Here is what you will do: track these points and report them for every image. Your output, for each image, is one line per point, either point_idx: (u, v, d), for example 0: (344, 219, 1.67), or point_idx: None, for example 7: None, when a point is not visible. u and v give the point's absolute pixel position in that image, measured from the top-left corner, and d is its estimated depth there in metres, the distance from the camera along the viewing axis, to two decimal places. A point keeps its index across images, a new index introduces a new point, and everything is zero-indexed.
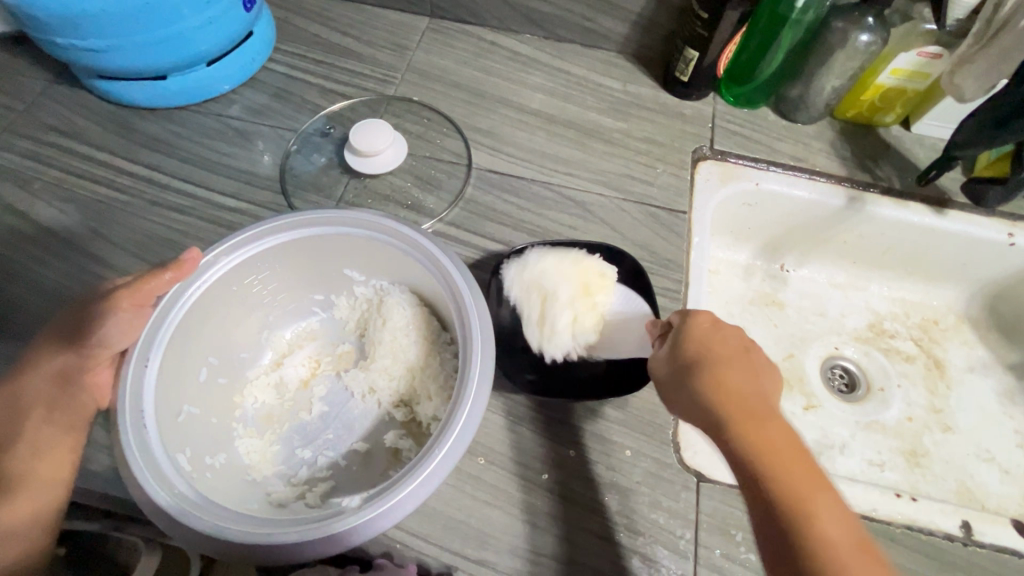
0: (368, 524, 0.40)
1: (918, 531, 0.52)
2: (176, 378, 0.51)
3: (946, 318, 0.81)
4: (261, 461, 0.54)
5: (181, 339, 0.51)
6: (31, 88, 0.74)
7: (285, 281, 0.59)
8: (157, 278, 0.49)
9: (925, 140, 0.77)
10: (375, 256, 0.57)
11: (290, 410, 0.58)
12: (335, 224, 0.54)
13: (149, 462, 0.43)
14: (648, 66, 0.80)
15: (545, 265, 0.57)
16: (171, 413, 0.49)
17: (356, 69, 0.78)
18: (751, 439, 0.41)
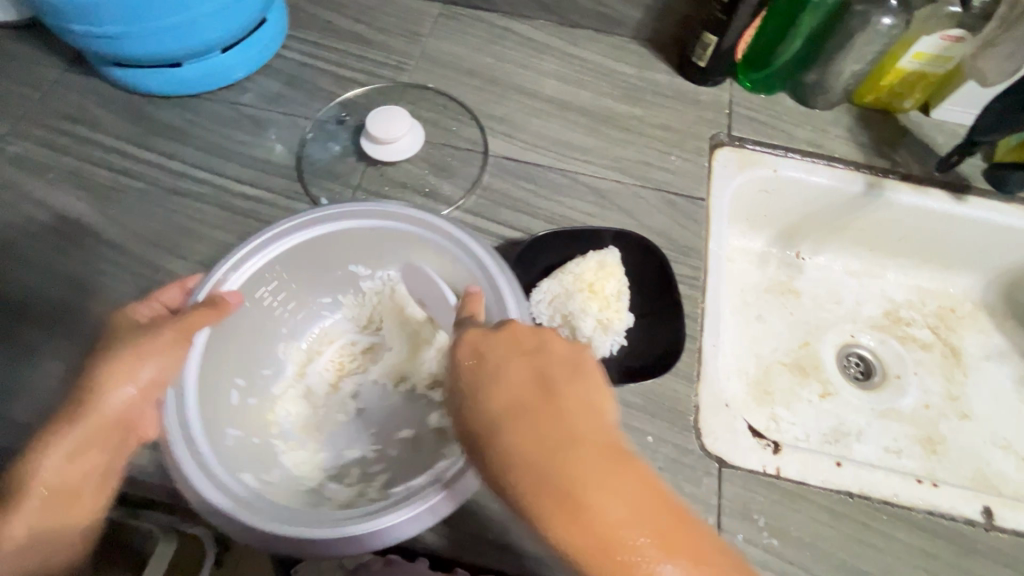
0: (406, 524, 0.40)
1: (939, 517, 0.52)
2: (211, 390, 0.50)
3: (962, 306, 0.80)
4: (312, 470, 0.53)
5: (211, 352, 0.51)
6: (44, 76, 0.74)
7: (296, 284, 0.58)
8: (202, 314, 0.47)
9: (945, 126, 0.76)
10: (390, 247, 0.56)
11: (326, 416, 0.57)
12: (352, 219, 0.54)
13: (201, 465, 0.44)
14: (663, 51, 0.79)
15: (582, 271, 0.56)
16: (213, 418, 0.49)
17: (369, 56, 0.77)
18: (534, 488, 0.35)
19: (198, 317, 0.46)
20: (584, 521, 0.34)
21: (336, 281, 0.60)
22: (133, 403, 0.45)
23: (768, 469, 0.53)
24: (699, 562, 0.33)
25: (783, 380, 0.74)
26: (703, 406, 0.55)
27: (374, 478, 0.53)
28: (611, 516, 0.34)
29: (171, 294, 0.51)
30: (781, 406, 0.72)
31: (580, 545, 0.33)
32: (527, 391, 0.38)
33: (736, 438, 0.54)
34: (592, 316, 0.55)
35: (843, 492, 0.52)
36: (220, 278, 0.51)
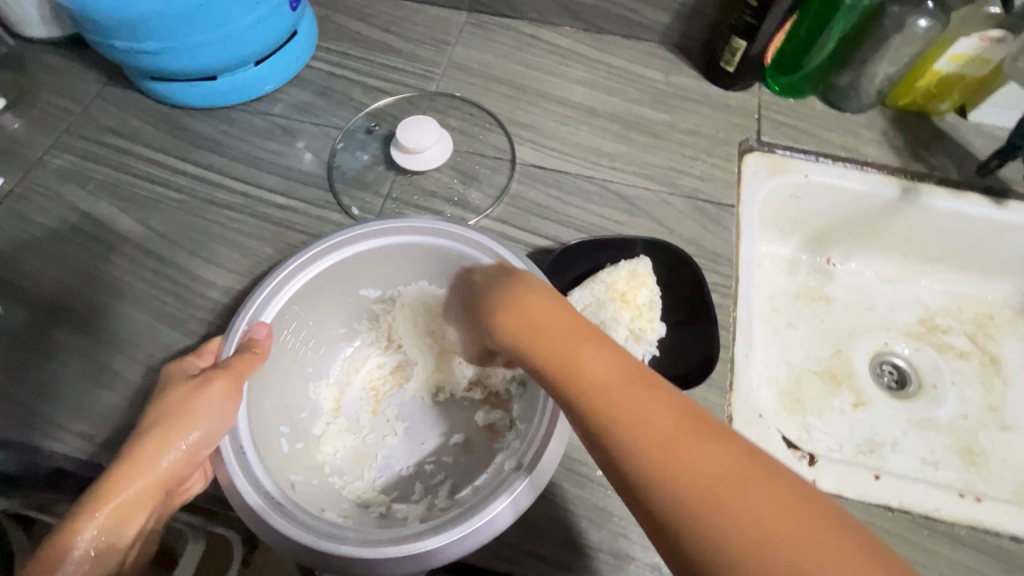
0: (446, 551, 0.40)
1: (983, 533, 0.51)
2: (262, 427, 0.50)
3: (1001, 313, 0.78)
4: (375, 495, 0.53)
5: (257, 387, 0.51)
6: (85, 90, 0.76)
7: (322, 312, 0.58)
8: (248, 359, 0.47)
9: (983, 129, 0.74)
10: (421, 257, 0.56)
11: (373, 442, 0.57)
12: (378, 238, 0.54)
13: (251, 483, 0.44)
14: (690, 56, 0.78)
15: (617, 281, 0.55)
16: (263, 439, 0.49)
17: (397, 65, 0.78)
18: (521, 330, 0.39)
19: (243, 364, 0.47)
20: (554, 336, 0.38)
21: (353, 304, 0.60)
22: (189, 460, 0.45)
23: (803, 481, 0.52)
24: (649, 383, 0.34)
25: (815, 390, 0.73)
26: (737, 417, 0.54)
27: (410, 490, 0.54)
28: (590, 364, 0.36)
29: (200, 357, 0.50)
30: (813, 415, 0.71)
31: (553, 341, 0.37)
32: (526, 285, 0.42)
33: (771, 449, 0.53)
34: (630, 329, 0.55)
35: (882, 506, 0.51)
36: (258, 306, 0.51)
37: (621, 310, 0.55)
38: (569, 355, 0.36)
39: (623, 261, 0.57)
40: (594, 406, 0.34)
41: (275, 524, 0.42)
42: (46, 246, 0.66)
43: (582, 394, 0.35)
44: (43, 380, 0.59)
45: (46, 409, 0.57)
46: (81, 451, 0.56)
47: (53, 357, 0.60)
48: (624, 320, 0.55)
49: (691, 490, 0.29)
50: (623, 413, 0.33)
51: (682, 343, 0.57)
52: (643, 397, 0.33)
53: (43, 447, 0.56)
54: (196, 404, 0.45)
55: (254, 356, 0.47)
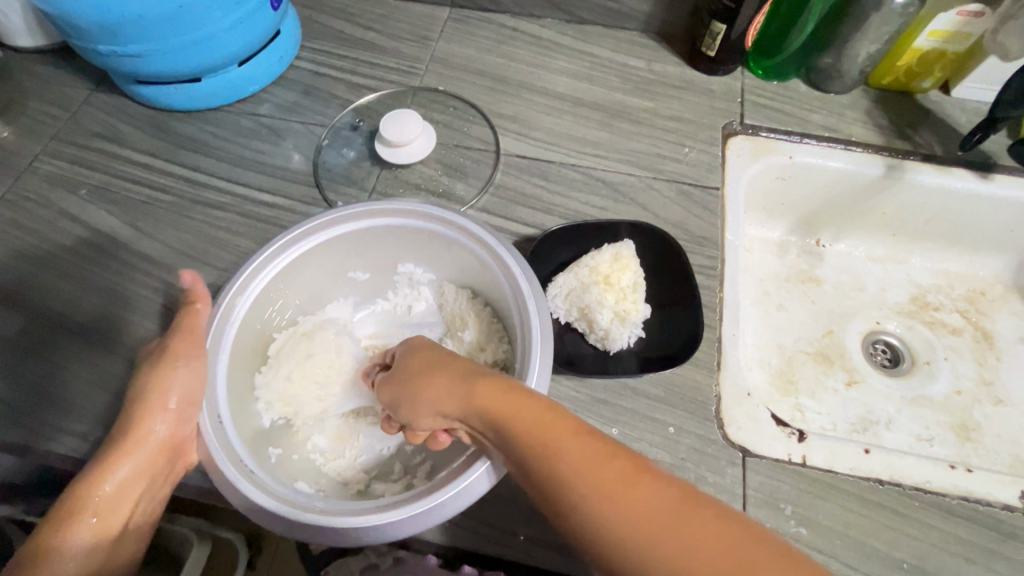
0: (405, 522, 0.40)
1: (973, 502, 0.51)
2: (240, 403, 0.51)
3: (993, 289, 0.78)
4: (355, 473, 0.53)
5: (238, 363, 0.52)
6: (73, 97, 0.77)
7: (307, 293, 0.59)
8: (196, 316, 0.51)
9: (967, 104, 0.74)
10: (404, 243, 0.58)
11: (357, 422, 0.57)
12: (362, 219, 0.55)
13: (226, 449, 0.45)
14: (672, 44, 0.79)
15: (600, 265, 0.56)
16: (242, 412, 0.51)
17: (381, 62, 0.79)
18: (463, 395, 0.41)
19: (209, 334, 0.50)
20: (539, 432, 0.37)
21: (339, 288, 0.62)
22: (179, 423, 0.49)
23: (793, 457, 0.52)
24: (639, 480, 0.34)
25: (807, 370, 0.73)
26: (725, 394, 0.55)
27: (390, 470, 0.54)
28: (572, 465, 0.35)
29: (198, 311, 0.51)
30: (805, 395, 0.71)
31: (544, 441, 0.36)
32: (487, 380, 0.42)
33: (760, 427, 0.53)
34: (614, 310, 0.55)
35: (873, 479, 0.51)
36: (243, 282, 0.51)
37: (604, 292, 0.55)
38: (548, 451, 0.36)
39: (606, 245, 0.57)
40: (579, 504, 0.34)
41: (247, 493, 0.43)
42: (38, 252, 0.67)
43: (570, 495, 0.34)
44: (36, 382, 0.59)
45: (40, 411, 0.58)
46: (75, 451, 0.56)
47: (46, 359, 0.61)
48: (609, 301, 0.54)
49: (640, 530, 0.32)
50: (619, 510, 0.33)
51: (667, 327, 0.57)
52: (638, 494, 0.33)
53: (37, 448, 0.56)
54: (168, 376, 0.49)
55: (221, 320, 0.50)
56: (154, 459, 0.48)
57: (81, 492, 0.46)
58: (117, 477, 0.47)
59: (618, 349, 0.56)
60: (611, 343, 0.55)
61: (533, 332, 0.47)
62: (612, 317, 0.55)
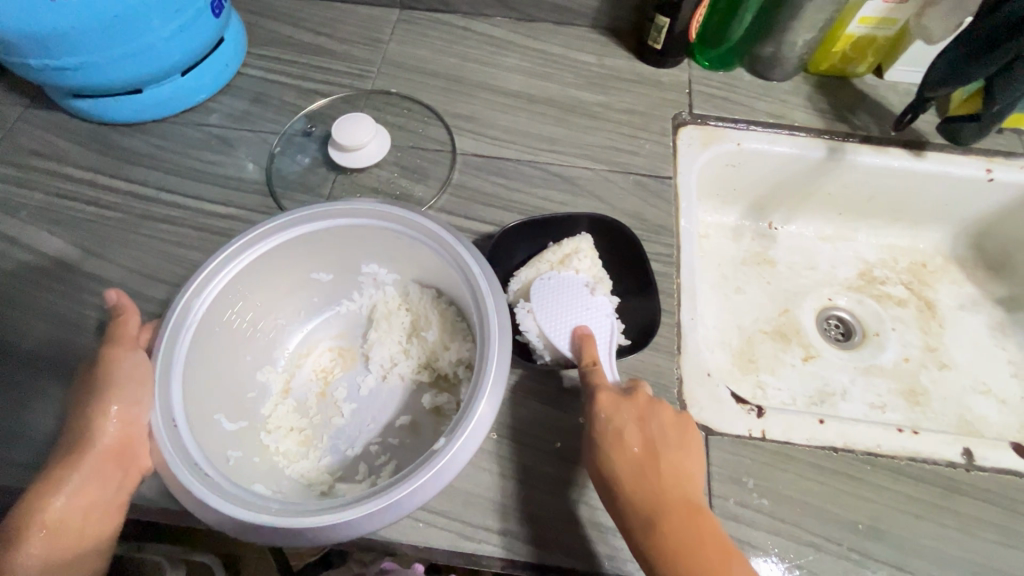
0: (359, 519, 0.40)
1: (921, 462, 0.54)
2: (199, 404, 0.50)
3: (933, 260, 0.82)
4: (319, 474, 0.53)
5: (198, 365, 0.51)
6: (7, 115, 0.73)
7: (270, 296, 0.58)
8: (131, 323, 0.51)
9: (899, 86, 0.78)
10: (366, 244, 0.57)
11: (320, 423, 0.57)
12: (323, 220, 0.55)
13: (180, 452, 0.44)
14: (621, 38, 0.80)
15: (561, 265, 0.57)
16: (199, 416, 0.49)
17: (332, 67, 0.78)
18: (629, 460, 0.45)
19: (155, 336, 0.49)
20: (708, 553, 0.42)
21: (303, 291, 0.61)
22: (123, 431, 0.45)
23: (754, 433, 0.54)
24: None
25: (766, 348, 0.76)
26: (687, 376, 0.56)
27: (354, 470, 0.54)
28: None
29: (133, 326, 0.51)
30: (766, 372, 0.74)
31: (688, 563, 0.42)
32: (642, 473, 0.44)
33: (721, 405, 0.55)
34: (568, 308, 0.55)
35: (828, 448, 0.54)
36: (200, 284, 0.51)
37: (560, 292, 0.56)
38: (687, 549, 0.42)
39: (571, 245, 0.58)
40: None
41: (201, 496, 0.42)
42: None
43: None
44: None
45: None
46: (25, 481, 0.54)
47: None
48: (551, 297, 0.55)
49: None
50: None
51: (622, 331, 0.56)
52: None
53: None
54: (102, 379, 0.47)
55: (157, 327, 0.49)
56: (103, 467, 0.45)
57: (31, 509, 0.44)
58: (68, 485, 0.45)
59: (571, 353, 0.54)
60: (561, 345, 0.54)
61: (491, 323, 0.48)
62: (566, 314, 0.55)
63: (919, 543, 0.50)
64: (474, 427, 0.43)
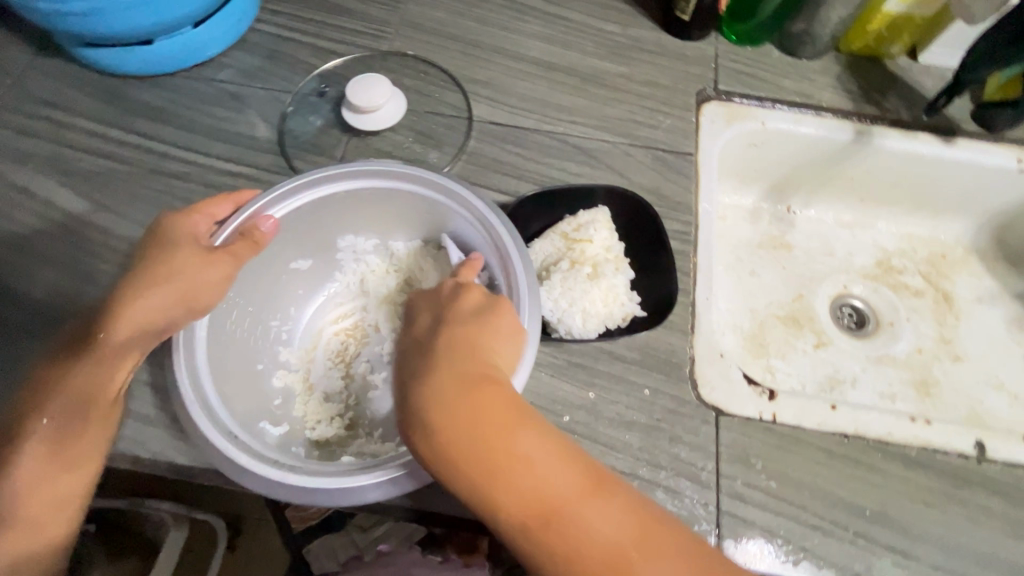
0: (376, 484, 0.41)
1: (931, 452, 0.53)
2: (229, 389, 0.49)
3: (953, 252, 0.81)
4: (379, 445, 0.52)
5: (218, 346, 0.50)
6: (15, 61, 0.72)
7: (259, 293, 0.56)
8: (174, 228, 0.48)
9: (934, 70, 0.75)
10: (372, 208, 0.56)
11: (357, 398, 0.57)
12: (330, 184, 0.53)
13: (204, 408, 0.45)
14: (647, 8, 0.77)
15: (589, 241, 0.55)
16: (240, 410, 0.49)
17: (348, 25, 0.75)
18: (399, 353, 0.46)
19: (239, 249, 0.48)
20: (512, 464, 0.39)
21: (287, 282, 0.59)
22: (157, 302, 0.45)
23: (765, 415, 0.53)
24: (594, 490, 0.39)
25: (778, 333, 0.75)
26: (699, 356, 0.55)
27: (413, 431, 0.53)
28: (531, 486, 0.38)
29: (198, 224, 0.49)
30: (776, 357, 0.73)
31: (512, 476, 0.39)
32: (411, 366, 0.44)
33: (732, 386, 0.55)
34: (580, 286, 0.53)
35: (839, 434, 0.53)
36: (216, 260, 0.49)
37: (577, 268, 0.54)
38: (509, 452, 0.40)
39: (603, 222, 0.56)
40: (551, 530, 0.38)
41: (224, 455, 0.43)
42: None
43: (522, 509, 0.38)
44: None
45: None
46: None
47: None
48: (564, 267, 0.54)
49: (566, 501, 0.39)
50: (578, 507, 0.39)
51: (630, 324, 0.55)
52: (594, 504, 0.39)
53: None
54: (162, 277, 0.46)
55: (252, 246, 0.49)
56: (124, 343, 0.45)
57: (46, 395, 0.44)
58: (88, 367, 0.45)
59: (567, 329, 0.53)
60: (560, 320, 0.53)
61: (521, 289, 0.47)
62: (575, 292, 0.53)
63: (924, 530, 0.50)
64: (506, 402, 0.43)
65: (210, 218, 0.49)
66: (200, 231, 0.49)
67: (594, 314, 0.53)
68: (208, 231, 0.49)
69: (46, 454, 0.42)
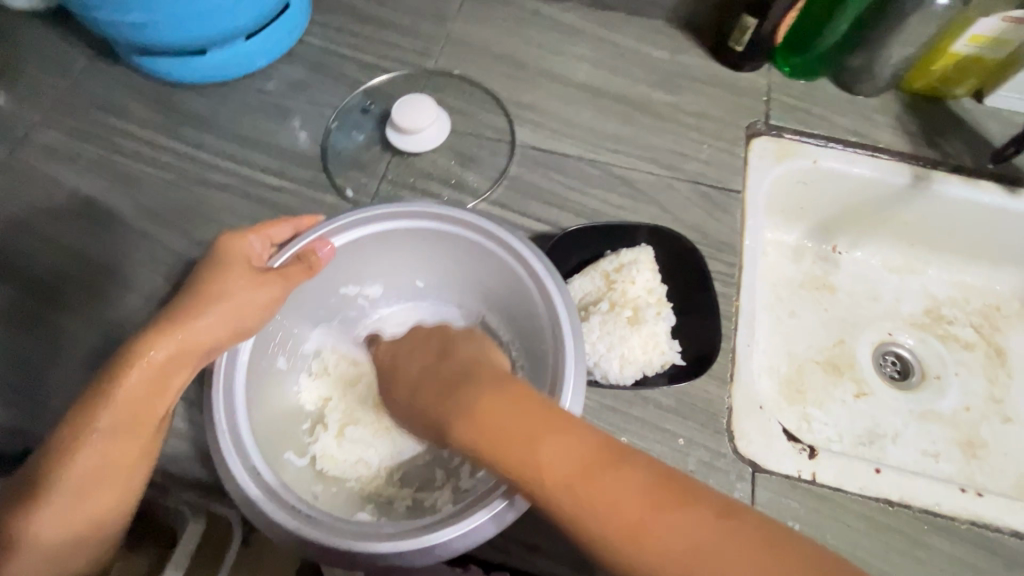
0: (449, 534, 0.40)
1: (982, 528, 0.50)
2: (260, 420, 0.49)
3: (1009, 304, 0.77)
4: (397, 490, 0.53)
5: (255, 374, 0.50)
6: (72, 63, 0.74)
7: (303, 317, 0.56)
8: (240, 242, 0.48)
9: (1000, 114, 0.71)
10: (419, 246, 0.55)
11: None
12: (393, 223, 0.52)
13: (234, 437, 0.44)
14: (699, 35, 0.75)
15: (634, 284, 0.54)
16: (268, 441, 0.49)
17: (394, 41, 0.75)
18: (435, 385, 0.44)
19: (292, 272, 0.48)
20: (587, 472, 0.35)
21: (333, 305, 0.59)
22: (215, 320, 0.45)
23: (804, 474, 0.51)
24: (664, 501, 0.33)
25: (816, 379, 0.72)
26: (738, 406, 0.54)
27: (432, 477, 0.54)
28: (602, 499, 0.34)
29: (253, 244, 0.49)
30: (813, 406, 0.70)
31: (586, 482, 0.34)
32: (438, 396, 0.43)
33: (770, 441, 0.53)
34: (617, 330, 0.52)
35: (882, 500, 0.51)
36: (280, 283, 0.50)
37: (615, 312, 0.53)
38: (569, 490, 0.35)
39: (651, 265, 0.55)
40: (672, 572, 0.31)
41: (251, 490, 0.43)
42: (36, 225, 0.65)
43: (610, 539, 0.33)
44: (31, 360, 0.59)
45: (40, 390, 0.57)
46: None
47: (45, 339, 0.60)
48: (604, 309, 0.53)
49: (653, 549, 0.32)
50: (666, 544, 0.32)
51: (668, 372, 0.53)
52: (665, 517, 0.32)
53: (36, 430, 0.56)
54: (214, 295, 0.45)
55: (303, 271, 0.48)
56: (177, 359, 0.44)
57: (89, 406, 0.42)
58: (136, 380, 0.43)
59: (601, 373, 0.52)
60: (595, 362, 0.52)
61: (567, 345, 0.45)
62: (612, 337, 0.52)
63: None
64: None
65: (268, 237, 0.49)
66: (255, 251, 0.49)
67: (631, 362, 0.52)
68: (264, 253, 0.49)
69: (91, 463, 0.41)
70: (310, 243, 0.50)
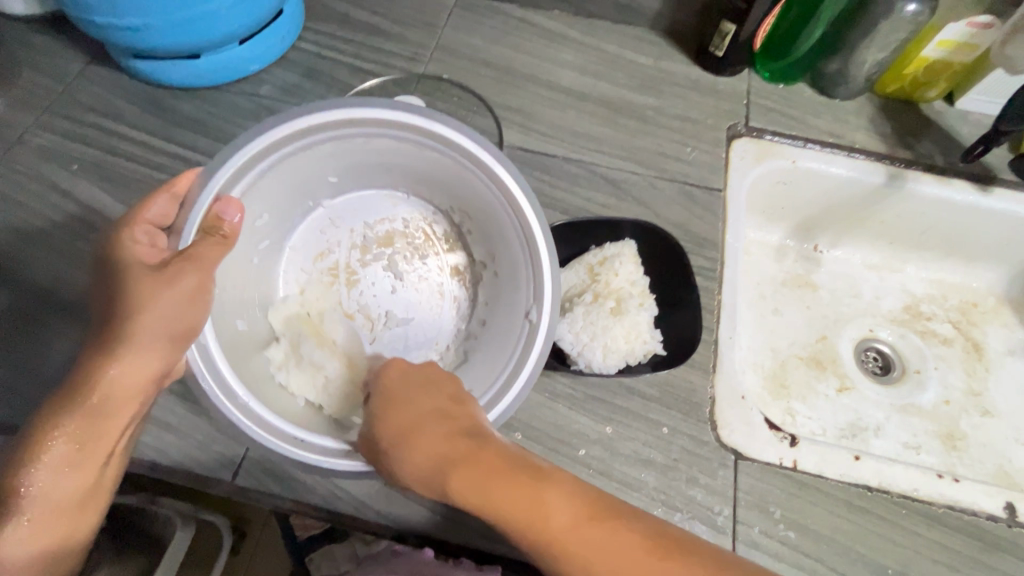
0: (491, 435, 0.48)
1: (958, 511, 0.52)
2: (266, 395, 0.52)
3: (985, 301, 0.79)
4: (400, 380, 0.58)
5: (238, 360, 0.51)
6: (67, 69, 0.75)
7: (238, 274, 0.56)
8: (128, 243, 0.48)
9: (970, 116, 0.74)
10: (340, 153, 0.56)
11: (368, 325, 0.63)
12: (291, 146, 0.52)
13: (260, 423, 0.48)
14: (680, 42, 0.78)
15: (622, 276, 0.56)
16: (281, 407, 0.52)
17: (384, 47, 0.77)
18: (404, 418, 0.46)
19: (209, 248, 0.47)
20: (511, 482, 0.40)
21: (253, 245, 0.58)
22: (153, 343, 0.46)
23: (785, 461, 0.53)
24: (594, 515, 0.39)
25: (799, 374, 0.74)
26: (719, 396, 0.55)
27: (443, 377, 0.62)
28: (538, 520, 0.39)
29: (141, 238, 0.48)
30: (797, 400, 0.72)
31: (524, 504, 0.39)
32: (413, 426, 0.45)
33: (751, 429, 0.54)
34: (600, 322, 0.53)
35: (862, 486, 0.52)
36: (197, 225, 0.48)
37: (598, 304, 0.55)
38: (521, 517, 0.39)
39: (635, 257, 0.57)
40: None
41: (267, 443, 0.47)
42: (29, 227, 0.66)
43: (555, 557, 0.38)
44: (22, 359, 0.59)
45: (32, 387, 0.58)
46: None
47: (36, 337, 0.60)
48: (588, 300, 0.55)
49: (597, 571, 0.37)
50: (606, 561, 0.37)
51: (648, 359, 0.55)
52: (601, 530, 0.38)
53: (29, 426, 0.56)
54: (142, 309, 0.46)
55: (219, 243, 0.47)
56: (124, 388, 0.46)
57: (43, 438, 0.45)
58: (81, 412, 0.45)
59: (582, 363, 0.54)
60: (578, 353, 0.53)
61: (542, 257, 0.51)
62: (594, 329, 0.54)
63: None
64: (525, 380, 0.48)
65: (151, 227, 0.49)
66: (145, 244, 0.48)
67: (614, 352, 0.53)
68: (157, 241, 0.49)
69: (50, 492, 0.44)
70: (204, 213, 0.48)
